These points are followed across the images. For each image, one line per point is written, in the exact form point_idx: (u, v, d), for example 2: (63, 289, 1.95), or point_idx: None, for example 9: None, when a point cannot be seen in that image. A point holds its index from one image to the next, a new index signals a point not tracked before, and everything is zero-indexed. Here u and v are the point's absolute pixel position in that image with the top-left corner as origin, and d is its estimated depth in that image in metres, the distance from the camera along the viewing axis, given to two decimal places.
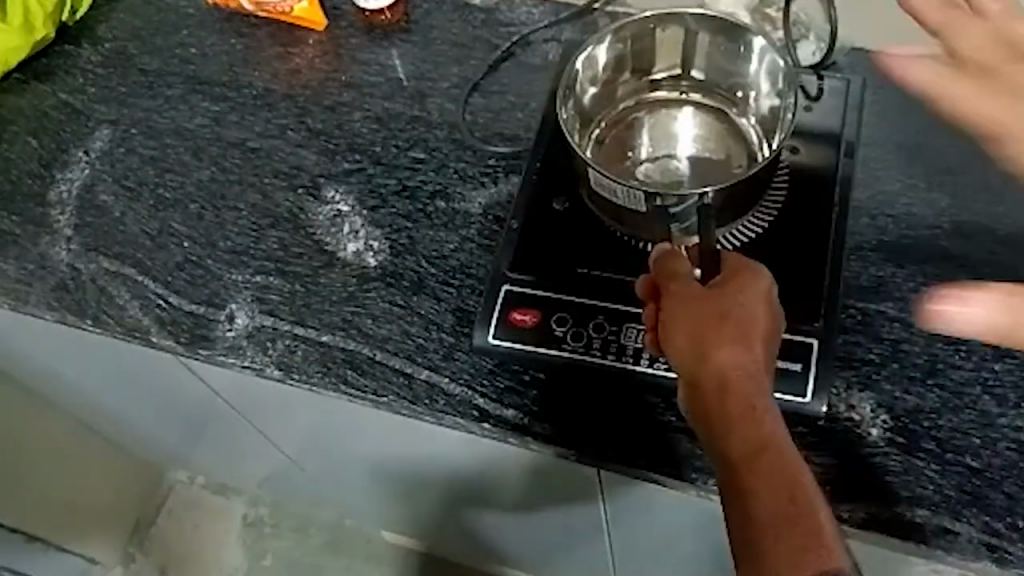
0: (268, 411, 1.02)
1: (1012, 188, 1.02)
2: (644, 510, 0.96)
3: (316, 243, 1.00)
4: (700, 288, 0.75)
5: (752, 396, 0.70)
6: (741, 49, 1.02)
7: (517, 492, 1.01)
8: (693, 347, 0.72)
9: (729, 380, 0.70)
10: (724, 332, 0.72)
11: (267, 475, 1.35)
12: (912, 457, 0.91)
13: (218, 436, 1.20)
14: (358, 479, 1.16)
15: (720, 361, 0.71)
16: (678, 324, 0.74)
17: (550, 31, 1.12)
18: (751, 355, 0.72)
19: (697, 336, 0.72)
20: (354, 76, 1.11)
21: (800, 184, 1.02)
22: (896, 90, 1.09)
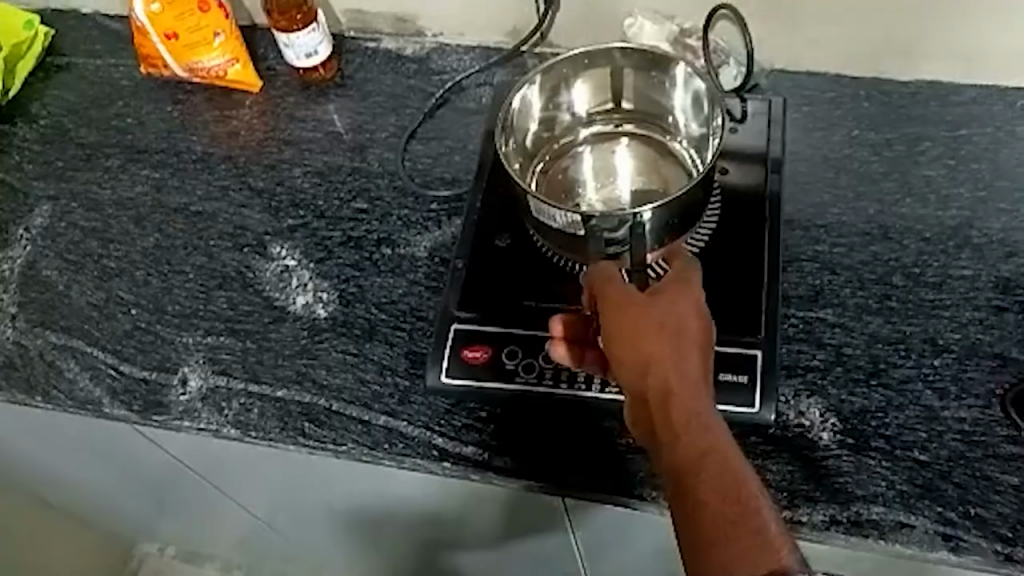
0: (233, 468, 1.03)
1: (935, 187, 1.01)
2: (609, 535, 0.95)
3: (265, 300, 1.02)
4: (638, 299, 0.76)
5: (692, 402, 0.71)
6: (666, 84, 0.97)
7: (484, 529, 1.02)
8: (634, 359, 0.73)
9: (672, 389, 0.71)
10: (663, 342, 0.73)
11: (236, 537, 1.37)
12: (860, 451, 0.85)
13: (180, 501, 1.22)
14: (328, 529, 1.17)
15: (662, 371, 0.72)
16: (619, 335, 0.75)
17: (481, 75, 1.16)
18: (691, 362, 0.73)
19: (637, 347, 0.74)
20: (292, 133, 1.15)
21: (738, 197, 0.99)
22: (818, 97, 1.08)
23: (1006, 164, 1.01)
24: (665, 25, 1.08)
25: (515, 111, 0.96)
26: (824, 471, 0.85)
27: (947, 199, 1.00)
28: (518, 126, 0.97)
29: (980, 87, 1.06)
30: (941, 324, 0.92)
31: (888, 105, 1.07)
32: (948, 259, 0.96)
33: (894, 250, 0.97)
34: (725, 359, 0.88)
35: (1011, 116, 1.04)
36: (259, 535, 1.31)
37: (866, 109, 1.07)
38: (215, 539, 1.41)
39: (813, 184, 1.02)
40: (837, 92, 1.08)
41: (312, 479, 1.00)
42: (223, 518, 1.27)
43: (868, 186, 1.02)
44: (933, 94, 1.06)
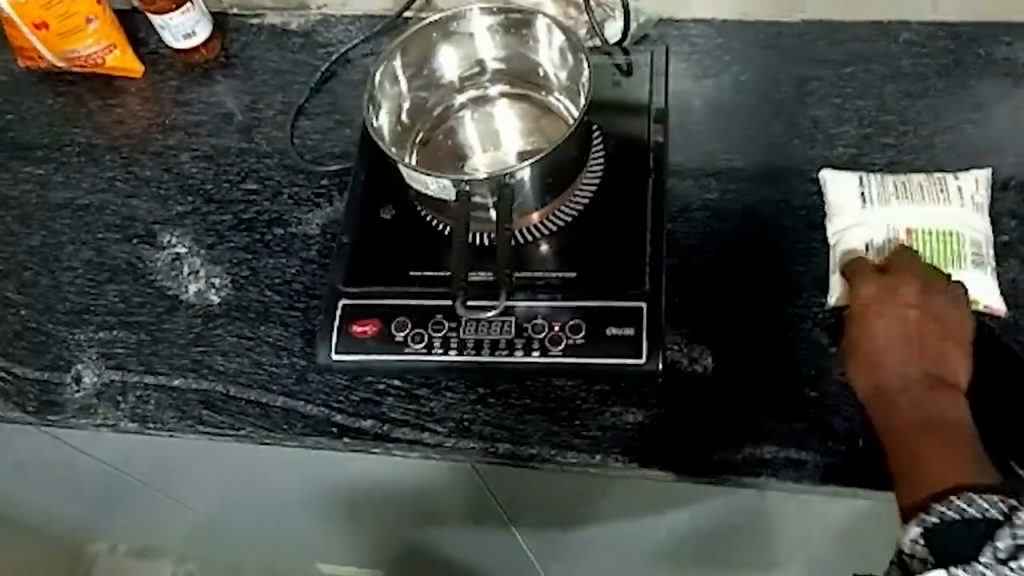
0: (152, 464, 1.01)
1: (821, 127, 1.01)
2: (529, 501, 0.95)
3: (157, 290, 1.00)
4: (873, 296, 0.83)
5: (902, 366, 0.78)
6: (529, 40, 0.96)
7: (409, 506, 1.01)
8: (880, 344, 0.80)
9: (881, 380, 0.78)
10: (893, 335, 0.80)
11: (180, 535, 1.34)
12: (749, 399, 0.86)
13: (111, 502, 1.20)
14: (271, 520, 1.15)
15: (885, 366, 0.79)
16: (863, 334, 0.81)
17: (369, 45, 1.14)
18: (887, 358, 0.79)
19: (881, 343, 0.80)
20: (178, 118, 1.13)
21: (622, 150, 0.98)
22: (704, 45, 1.08)
23: (890, 99, 1.02)
24: None
25: (380, 85, 0.94)
26: (715, 415, 0.85)
27: (833, 138, 1.00)
28: (387, 99, 0.95)
29: (863, 23, 1.06)
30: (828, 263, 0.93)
31: (773, 48, 1.07)
32: None
33: (781, 191, 0.98)
34: (612, 312, 0.88)
35: (895, 51, 1.04)
36: (209, 530, 1.28)
37: (753, 54, 1.07)
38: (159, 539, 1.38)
39: (701, 134, 1.02)
40: (724, 38, 1.08)
41: (230, 466, 0.98)
42: (167, 516, 1.24)
43: (756, 132, 1.02)
44: (817, 33, 1.07)
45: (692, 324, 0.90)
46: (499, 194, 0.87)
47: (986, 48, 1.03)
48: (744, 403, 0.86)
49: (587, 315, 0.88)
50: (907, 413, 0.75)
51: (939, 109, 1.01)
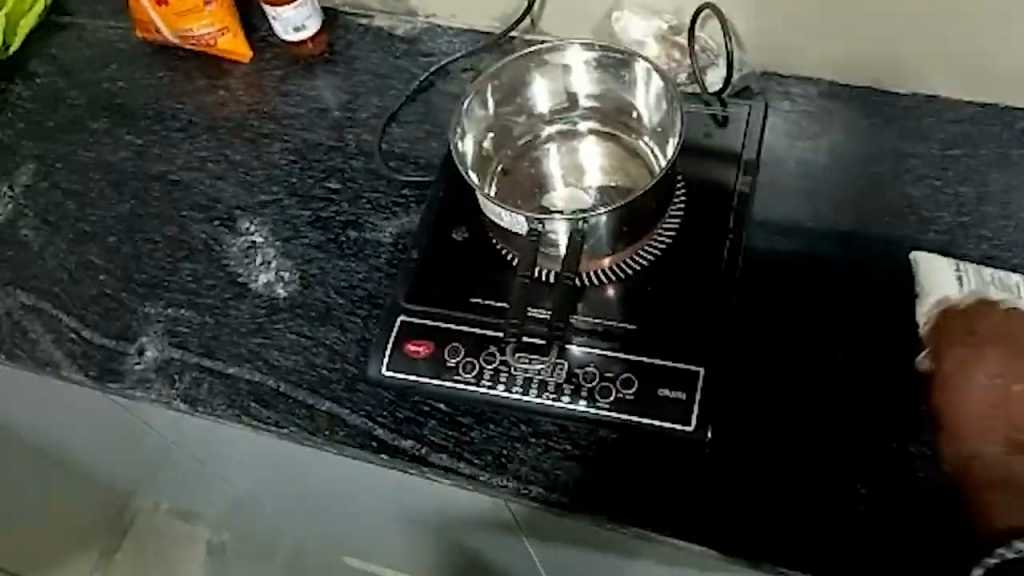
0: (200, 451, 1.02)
1: (916, 207, 0.97)
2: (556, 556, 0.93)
3: (228, 275, 1.02)
4: (957, 359, 0.87)
5: (977, 426, 0.84)
6: (624, 80, 0.95)
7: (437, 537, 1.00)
8: (966, 409, 0.85)
9: (967, 444, 0.84)
10: (977, 398, 0.85)
11: (219, 517, 1.34)
12: (817, 453, 0.85)
13: (154, 477, 1.21)
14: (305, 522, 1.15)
15: (969, 429, 0.84)
16: (953, 401, 0.85)
17: (469, 60, 1.15)
18: (968, 418, 0.84)
19: (968, 407, 0.85)
20: (276, 107, 1.15)
21: (704, 200, 0.96)
22: (805, 106, 1.05)
23: (993, 187, 0.98)
24: (651, 20, 1.05)
25: (467, 112, 0.94)
26: (763, 481, 0.84)
27: (924, 220, 0.97)
28: (473, 124, 0.95)
29: (975, 105, 1.02)
30: (898, 351, 0.89)
31: (877, 118, 1.03)
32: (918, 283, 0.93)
33: (862, 266, 0.95)
34: (664, 372, 0.86)
35: (1006, 139, 1.00)
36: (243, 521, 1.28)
37: (854, 119, 1.04)
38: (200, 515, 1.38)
39: (788, 198, 1.00)
40: (828, 100, 1.05)
41: (274, 467, 0.99)
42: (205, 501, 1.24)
43: (847, 205, 0.99)
44: (926, 109, 1.03)
45: (749, 389, 0.89)
46: (572, 237, 0.86)
47: None
48: (809, 455, 0.85)
49: (640, 370, 0.87)
50: (995, 472, 0.82)
51: None
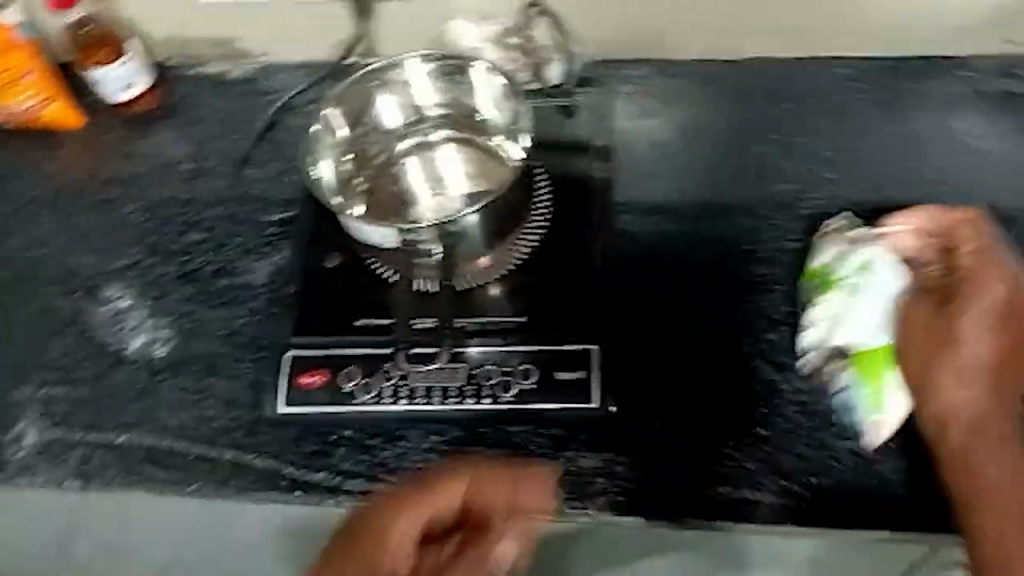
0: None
1: (763, 165, 1.03)
2: None
3: (100, 345, 0.98)
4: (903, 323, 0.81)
5: (969, 412, 0.73)
6: (464, 84, 1.00)
7: None
8: (950, 383, 0.74)
9: (950, 427, 0.73)
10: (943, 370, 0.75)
11: None
12: (735, 440, 0.86)
13: None
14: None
15: (947, 405, 0.74)
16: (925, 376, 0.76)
17: (311, 92, 1.14)
18: (959, 396, 0.74)
19: (947, 382, 0.75)
20: (120, 169, 1.11)
21: (567, 189, 1.00)
22: (644, 87, 1.09)
23: (830, 133, 1.04)
24: (485, 26, 1.07)
25: (318, 136, 0.98)
26: (684, 481, 0.84)
27: (774, 173, 1.02)
28: (326, 149, 0.98)
29: (795, 64, 1.08)
30: (773, 299, 0.94)
31: (712, 87, 1.08)
32: (777, 233, 0.98)
33: (724, 226, 0.99)
34: (562, 357, 0.88)
35: (829, 89, 1.07)
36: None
37: (691, 91, 1.08)
38: None
39: (645, 176, 1.04)
40: (665, 78, 1.10)
41: None
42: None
43: (702, 174, 1.03)
44: (754, 73, 1.09)
45: (659, 383, 0.89)
46: (443, 242, 0.91)
47: (917, 82, 1.06)
48: (726, 443, 0.85)
49: (537, 358, 0.88)
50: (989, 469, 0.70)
51: (875, 143, 1.03)
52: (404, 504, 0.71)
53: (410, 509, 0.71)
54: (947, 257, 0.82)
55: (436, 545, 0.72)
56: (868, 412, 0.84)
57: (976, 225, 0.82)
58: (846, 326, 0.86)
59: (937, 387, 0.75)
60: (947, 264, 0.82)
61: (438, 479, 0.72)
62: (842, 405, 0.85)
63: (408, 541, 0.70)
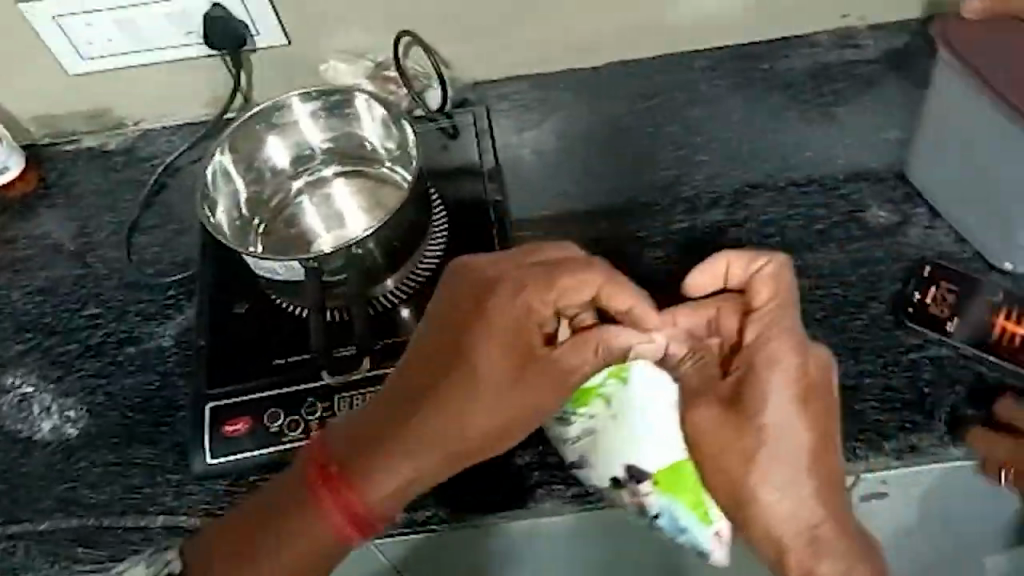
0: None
1: (644, 157, 1.06)
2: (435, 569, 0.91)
3: (7, 435, 0.94)
4: (710, 404, 0.71)
5: (804, 517, 0.70)
6: (351, 117, 1.00)
7: None
8: (780, 490, 0.70)
9: (787, 540, 0.71)
10: (773, 470, 0.70)
11: None
12: None
13: None
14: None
15: (778, 513, 0.71)
16: (747, 485, 0.71)
17: (193, 152, 1.13)
18: (786, 502, 0.70)
19: (773, 484, 0.70)
20: (4, 256, 1.08)
21: (463, 207, 1.01)
22: (523, 101, 1.12)
23: (701, 119, 1.08)
24: (358, 63, 1.08)
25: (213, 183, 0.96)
26: None
27: (656, 163, 1.06)
28: (221, 195, 0.97)
29: (660, 59, 1.13)
30: (676, 278, 0.97)
31: (586, 92, 1.11)
32: (667, 218, 1.01)
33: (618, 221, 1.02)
34: None
35: (696, 77, 1.11)
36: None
37: (566, 100, 1.11)
38: None
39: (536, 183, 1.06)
40: (538, 90, 1.12)
41: None
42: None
43: (585, 178, 1.06)
44: (623, 73, 1.12)
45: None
46: (348, 268, 0.89)
47: (771, 62, 1.11)
48: None
49: None
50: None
51: (745, 122, 1.08)
52: (483, 294, 0.72)
53: (512, 283, 0.71)
54: (734, 329, 0.73)
55: (538, 322, 0.72)
56: (698, 528, 0.77)
57: (780, 274, 0.71)
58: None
59: (758, 500, 0.71)
60: (736, 327, 0.72)
61: (503, 277, 0.72)
62: (667, 526, 0.78)
63: (511, 326, 0.71)
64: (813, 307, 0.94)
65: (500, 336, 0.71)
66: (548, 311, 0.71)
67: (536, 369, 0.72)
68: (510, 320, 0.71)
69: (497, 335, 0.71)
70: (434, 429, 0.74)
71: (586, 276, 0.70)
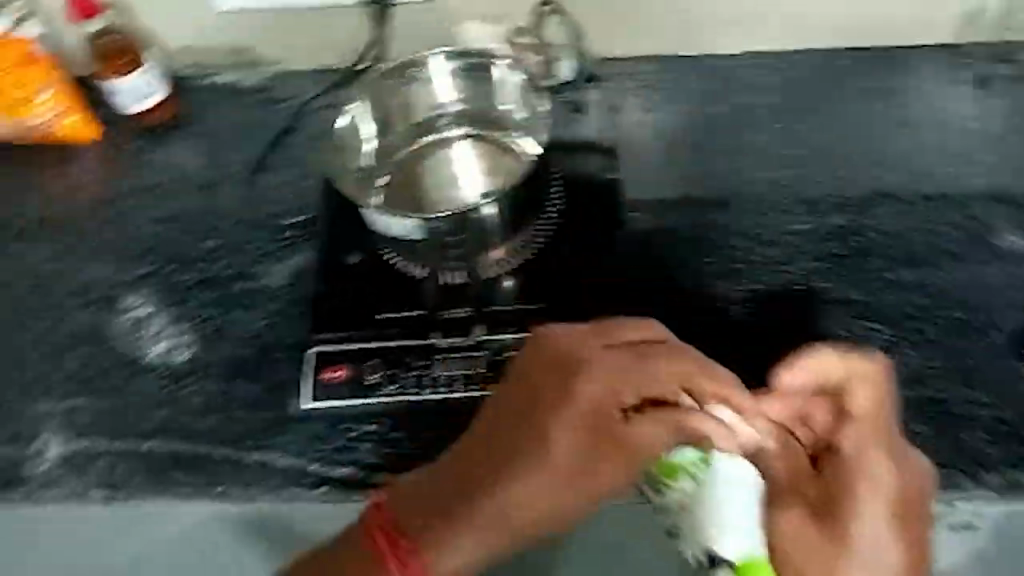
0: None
1: (772, 150, 1.03)
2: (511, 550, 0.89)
3: (121, 354, 0.98)
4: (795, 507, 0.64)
5: None
6: (487, 82, 1.03)
7: None
8: None
9: None
10: None
11: None
12: None
13: None
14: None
15: None
16: None
17: (323, 99, 1.15)
18: None
19: None
20: (135, 181, 1.12)
21: (580, 184, 1.01)
22: (654, 80, 1.10)
23: (836, 120, 1.05)
24: (494, 28, 1.07)
25: (347, 134, 1.02)
26: None
27: (783, 159, 1.02)
28: (353, 146, 1.02)
29: (799, 53, 1.09)
30: (790, 278, 0.94)
31: (720, 79, 1.09)
32: (789, 216, 0.98)
33: (737, 212, 0.99)
34: None
35: (835, 75, 1.07)
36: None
37: (698, 84, 1.09)
38: None
39: (658, 165, 1.04)
40: (671, 71, 1.10)
41: None
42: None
43: (708, 161, 1.03)
44: (759, 63, 1.09)
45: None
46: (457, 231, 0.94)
47: (915, 69, 1.06)
48: None
49: None
50: None
51: (883, 126, 1.04)
52: (563, 371, 0.70)
53: (593, 364, 0.69)
54: (824, 430, 0.66)
55: (619, 406, 0.69)
56: None
57: (876, 376, 0.65)
58: (701, 525, 0.67)
59: None
60: (828, 423, 0.66)
61: (585, 355, 0.70)
62: None
63: (587, 410, 0.69)
64: (925, 322, 0.88)
65: (580, 417, 0.69)
66: (632, 396, 0.68)
67: (614, 445, 0.69)
68: (589, 403, 0.69)
69: (576, 417, 0.69)
70: (491, 519, 0.71)
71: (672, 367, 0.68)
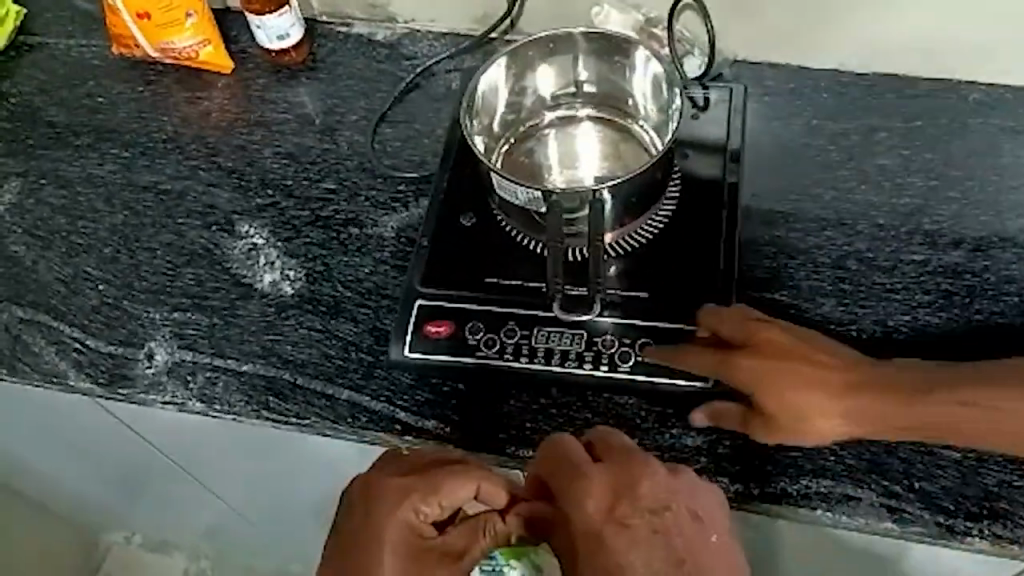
0: (210, 449, 1.04)
1: (889, 175, 1.04)
2: None
3: (232, 277, 1.03)
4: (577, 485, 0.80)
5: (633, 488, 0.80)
6: (626, 68, 1.02)
7: None
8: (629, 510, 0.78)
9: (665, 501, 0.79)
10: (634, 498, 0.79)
11: (215, 526, 1.30)
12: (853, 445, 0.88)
13: (162, 492, 1.20)
14: (301, 512, 1.16)
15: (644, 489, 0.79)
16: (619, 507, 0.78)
17: (451, 62, 1.17)
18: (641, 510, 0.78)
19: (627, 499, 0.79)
20: (264, 115, 1.16)
21: (698, 181, 1.02)
22: (780, 88, 1.10)
23: (958, 155, 1.04)
24: (630, 13, 1.09)
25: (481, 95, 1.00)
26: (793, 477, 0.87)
27: (900, 188, 1.03)
28: (484, 106, 1.01)
29: (930, 81, 1.08)
30: (890, 306, 0.95)
31: (847, 96, 1.09)
32: (900, 246, 0.99)
33: (846, 233, 1.00)
34: (681, 335, 0.92)
35: (965, 109, 1.06)
36: (236, 528, 1.28)
37: (825, 98, 1.09)
38: (196, 529, 1.35)
39: (774, 175, 1.05)
40: (798, 82, 1.10)
41: (289, 459, 1.01)
42: (199, 508, 1.23)
43: (824, 178, 1.04)
44: (889, 86, 1.09)
45: None
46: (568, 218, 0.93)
47: None
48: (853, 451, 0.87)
49: (654, 335, 0.93)
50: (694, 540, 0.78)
51: (1006, 166, 1.03)
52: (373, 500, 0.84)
53: (398, 493, 0.84)
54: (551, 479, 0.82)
55: (424, 521, 0.85)
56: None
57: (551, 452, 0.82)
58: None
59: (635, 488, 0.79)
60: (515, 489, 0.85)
61: (386, 488, 0.84)
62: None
63: (399, 530, 0.83)
64: None
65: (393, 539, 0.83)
66: (434, 511, 0.84)
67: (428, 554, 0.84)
68: (399, 530, 0.83)
69: (391, 540, 0.83)
70: None
71: (466, 481, 0.83)
